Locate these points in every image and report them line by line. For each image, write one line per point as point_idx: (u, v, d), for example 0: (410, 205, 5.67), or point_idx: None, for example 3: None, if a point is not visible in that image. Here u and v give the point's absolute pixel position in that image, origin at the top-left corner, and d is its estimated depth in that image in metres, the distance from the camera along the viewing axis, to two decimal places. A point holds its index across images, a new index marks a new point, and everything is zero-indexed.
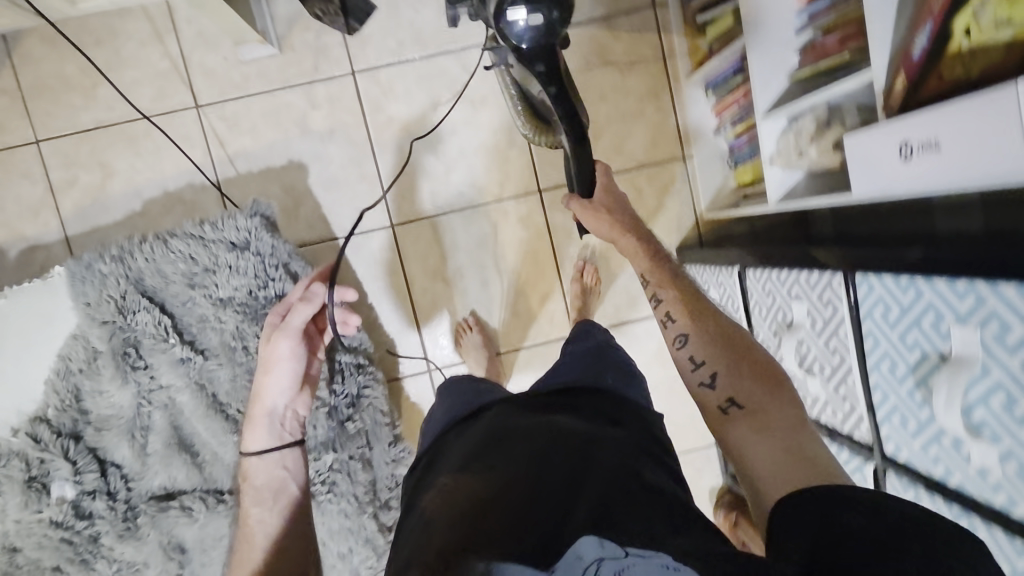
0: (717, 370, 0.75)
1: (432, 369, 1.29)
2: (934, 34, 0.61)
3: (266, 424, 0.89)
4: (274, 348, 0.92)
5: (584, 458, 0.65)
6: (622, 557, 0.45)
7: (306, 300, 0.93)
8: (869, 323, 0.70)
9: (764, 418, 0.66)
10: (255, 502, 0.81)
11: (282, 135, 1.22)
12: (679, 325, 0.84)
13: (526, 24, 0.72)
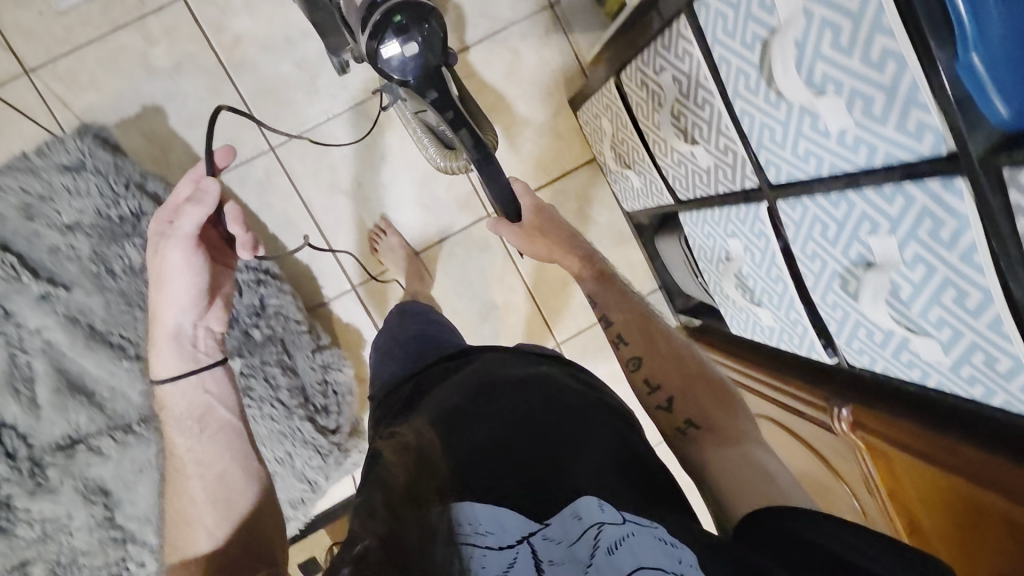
0: (672, 395, 0.81)
1: (356, 285, 1.25)
2: None
3: (171, 346, 0.74)
4: (164, 259, 0.75)
5: (583, 419, 0.65)
6: (622, 523, 0.51)
7: (196, 199, 0.73)
8: (719, 48, 0.66)
9: (719, 432, 0.75)
10: (180, 431, 0.72)
11: (128, 81, 1.14)
12: (632, 346, 0.89)
13: (404, 55, 0.78)
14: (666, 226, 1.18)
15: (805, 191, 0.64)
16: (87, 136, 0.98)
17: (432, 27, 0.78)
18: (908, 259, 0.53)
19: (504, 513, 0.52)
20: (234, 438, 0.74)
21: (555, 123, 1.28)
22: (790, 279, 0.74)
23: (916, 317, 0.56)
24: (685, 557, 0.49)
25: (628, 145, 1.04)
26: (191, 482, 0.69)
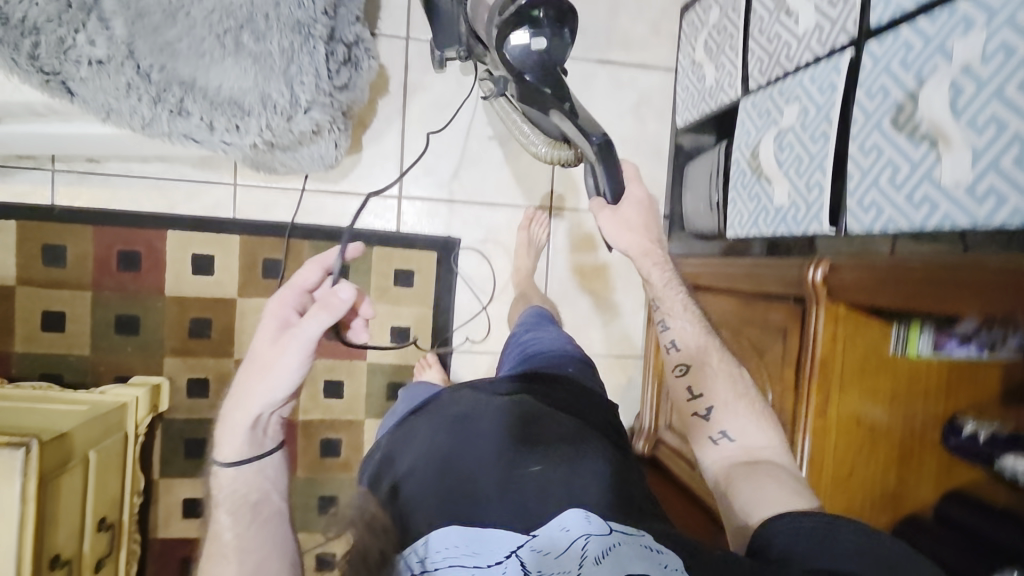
0: (712, 405, 0.76)
1: (410, 37, 1.21)
2: None
3: (246, 433, 0.68)
4: (275, 353, 0.67)
5: (523, 445, 0.66)
6: (608, 534, 0.55)
7: (326, 304, 0.67)
8: None
9: (751, 443, 0.71)
10: (227, 517, 0.67)
11: None
12: (683, 353, 0.84)
13: (529, 47, 0.79)
14: (703, 157, 1.20)
15: (905, 21, 0.66)
16: None
17: (564, 33, 0.80)
18: None
19: (488, 533, 0.55)
20: (278, 525, 0.68)
21: (662, 19, 1.29)
22: (835, 135, 0.75)
23: None
24: (670, 563, 0.52)
25: (726, 32, 1.06)
26: (228, 568, 0.62)
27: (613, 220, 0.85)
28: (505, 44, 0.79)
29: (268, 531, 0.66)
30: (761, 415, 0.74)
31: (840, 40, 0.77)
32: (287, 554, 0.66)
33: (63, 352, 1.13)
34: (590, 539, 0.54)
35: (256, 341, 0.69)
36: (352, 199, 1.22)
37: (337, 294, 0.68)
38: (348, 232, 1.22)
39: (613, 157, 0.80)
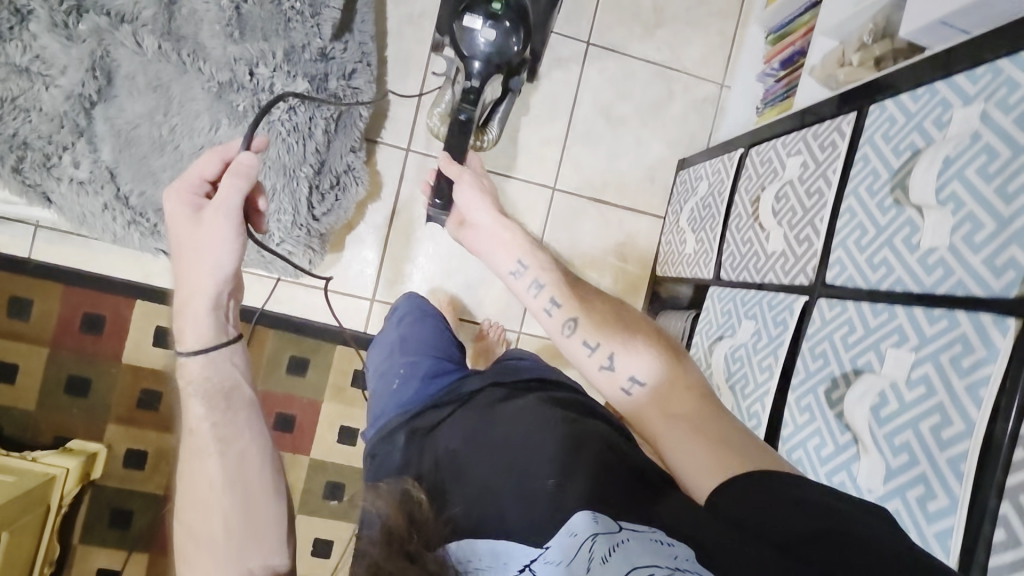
0: (613, 351, 0.64)
1: (410, 149, 1.24)
2: None
3: (202, 321, 0.59)
4: (198, 231, 0.57)
5: (562, 425, 0.61)
6: (616, 531, 0.49)
7: (239, 171, 0.58)
8: (867, 147, 0.71)
9: (665, 389, 0.60)
10: (200, 407, 0.59)
11: None
12: (566, 309, 0.67)
13: (479, 34, 0.87)
14: (673, 315, 1.21)
15: (855, 297, 0.68)
16: None
17: (511, 30, 0.88)
18: (877, 264, 0.66)
19: (504, 545, 0.51)
20: (253, 409, 0.61)
21: (658, 168, 1.33)
22: (778, 372, 0.77)
23: (929, 280, 0.59)
24: (682, 554, 0.47)
25: (709, 212, 1.08)
26: (209, 463, 0.57)
27: (472, 183, 0.72)
28: (458, 18, 0.88)
29: (244, 419, 0.60)
30: (678, 379, 0.61)
31: (800, 278, 0.79)
32: (274, 497, 0.59)
33: (10, 404, 1.13)
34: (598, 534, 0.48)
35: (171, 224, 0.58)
36: (324, 296, 1.23)
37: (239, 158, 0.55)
38: (314, 328, 1.22)
39: (468, 136, 0.83)
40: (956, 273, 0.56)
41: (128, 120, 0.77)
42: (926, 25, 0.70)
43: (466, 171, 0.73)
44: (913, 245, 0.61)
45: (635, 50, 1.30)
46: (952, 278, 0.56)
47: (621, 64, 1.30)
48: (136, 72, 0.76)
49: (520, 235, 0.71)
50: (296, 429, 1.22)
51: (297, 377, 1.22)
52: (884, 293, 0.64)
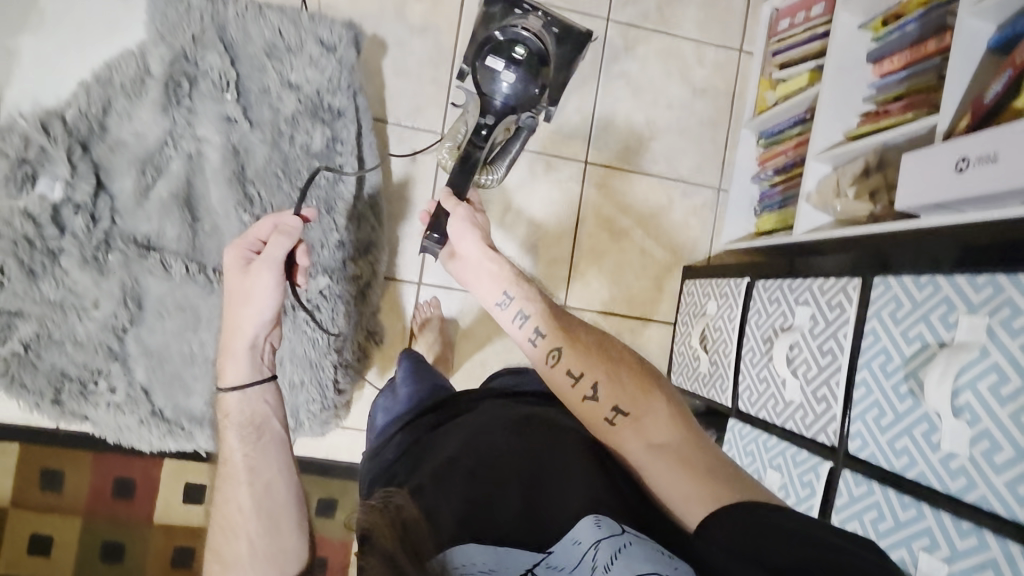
0: (597, 381, 0.73)
1: (422, 281, 1.27)
2: (1009, 84, 0.70)
3: (246, 357, 0.74)
4: (251, 281, 0.73)
5: (542, 437, 0.69)
6: (619, 535, 0.57)
7: (290, 232, 0.75)
8: (874, 321, 0.74)
9: (644, 417, 0.69)
10: (238, 440, 0.72)
11: (377, 10, 1.24)
12: (550, 339, 0.77)
13: (501, 77, 0.87)
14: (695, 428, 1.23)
15: (879, 478, 0.70)
16: (354, 30, 0.95)
17: (533, 82, 0.88)
18: (898, 450, 0.68)
19: (508, 552, 0.57)
20: (280, 448, 0.74)
21: (664, 274, 1.36)
22: None
23: (952, 486, 0.61)
24: (680, 566, 0.55)
25: (720, 336, 1.10)
26: (240, 490, 0.69)
27: (465, 218, 0.81)
28: (480, 58, 0.88)
29: (265, 450, 0.72)
30: (656, 411, 0.70)
31: (819, 436, 0.81)
32: (294, 515, 0.70)
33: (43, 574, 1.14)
34: (602, 540, 0.56)
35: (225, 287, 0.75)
36: (348, 433, 1.25)
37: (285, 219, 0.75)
38: (340, 466, 1.24)
39: (469, 175, 0.89)
40: (983, 489, 0.58)
41: (156, 338, 0.91)
42: (923, 207, 0.73)
43: (461, 207, 0.82)
44: (934, 445, 0.63)
45: (630, 162, 1.34)
46: (977, 493, 0.58)
47: (618, 177, 1.34)
48: (161, 296, 0.91)
49: (505, 267, 0.81)
50: (327, 570, 1.21)
51: (327, 517, 1.22)
52: (907, 483, 0.66)
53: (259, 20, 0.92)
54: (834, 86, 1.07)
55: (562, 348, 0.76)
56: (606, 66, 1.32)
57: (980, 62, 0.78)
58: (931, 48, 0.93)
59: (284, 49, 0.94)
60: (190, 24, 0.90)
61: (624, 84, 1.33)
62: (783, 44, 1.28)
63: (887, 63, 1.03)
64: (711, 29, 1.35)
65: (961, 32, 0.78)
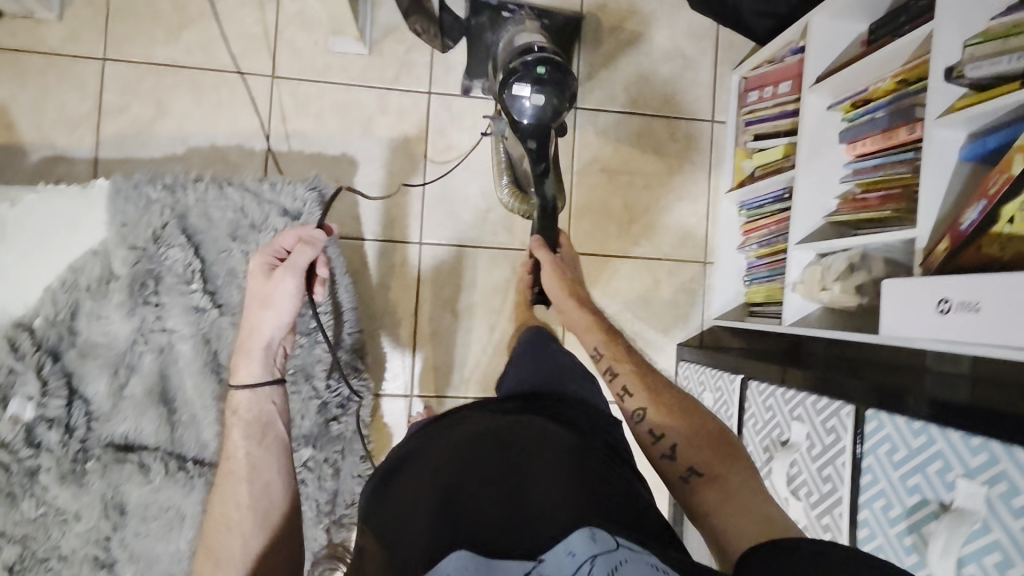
0: (676, 442, 0.82)
1: (413, 393, 1.27)
2: (984, 212, 0.68)
3: (259, 356, 0.87)
4: (275, 283, 0.88)
5: (514, 454, 0.68)
6: (615, 550, 0.54)
7: (310, 241, 0.89)
8: (871, 458, 0.72)
9: (719, 472, 0.78)
10: (244, 436, 0.84)
11: (344, 130, 1.24)
12: (636, 399, 0.89)
13: (528, 102, 0.94)
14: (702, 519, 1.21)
15: None
16: (317, 196, 1.01)
17: (556, 98, 0.95)
18: None
19: (500, 562, 0.54)
20: (282, 451, 0.85)
21: (657, 355, 1.34)
22: None
23: None
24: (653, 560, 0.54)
25: None
26: (242, 486, 0.81)
27: (551, 266, 1.05)
28: (506, 87, 0.95)
29: (272, 453, 0.84)
30: (733, 474, 0.77)
31: None
32: (261, 528, 0.80)
33: None
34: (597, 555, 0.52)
35: (251, 287, 0.89)
36: None
37: (313, 232, 0.90)
38: None
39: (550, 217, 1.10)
40: None
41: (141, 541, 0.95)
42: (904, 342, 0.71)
43: (547, 258, 1.06)
44: None
45: (612, 247, 1.33)
46: None
47: (602, 263, 1.32)
48: (143, 500, 0.94)
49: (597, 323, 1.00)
50: None
51: None
52: None
53: (220, 207, 0.97)
54: (808, 171, 1.05)
55: (631, 390, 0.90)
56: (577, 153, 1.31)
57: (955, 172, 0.76)
58: (903, 137, 0.91)
59: (246, 227, 0.99)
60: (150, 222, 0.94)
61: (597, 169, 1.33)
62: (755, 114, 1.26)
63: (859, 145, 1.01)
64: (680, 104, 1.34)
65: (931, 142, 0.76)
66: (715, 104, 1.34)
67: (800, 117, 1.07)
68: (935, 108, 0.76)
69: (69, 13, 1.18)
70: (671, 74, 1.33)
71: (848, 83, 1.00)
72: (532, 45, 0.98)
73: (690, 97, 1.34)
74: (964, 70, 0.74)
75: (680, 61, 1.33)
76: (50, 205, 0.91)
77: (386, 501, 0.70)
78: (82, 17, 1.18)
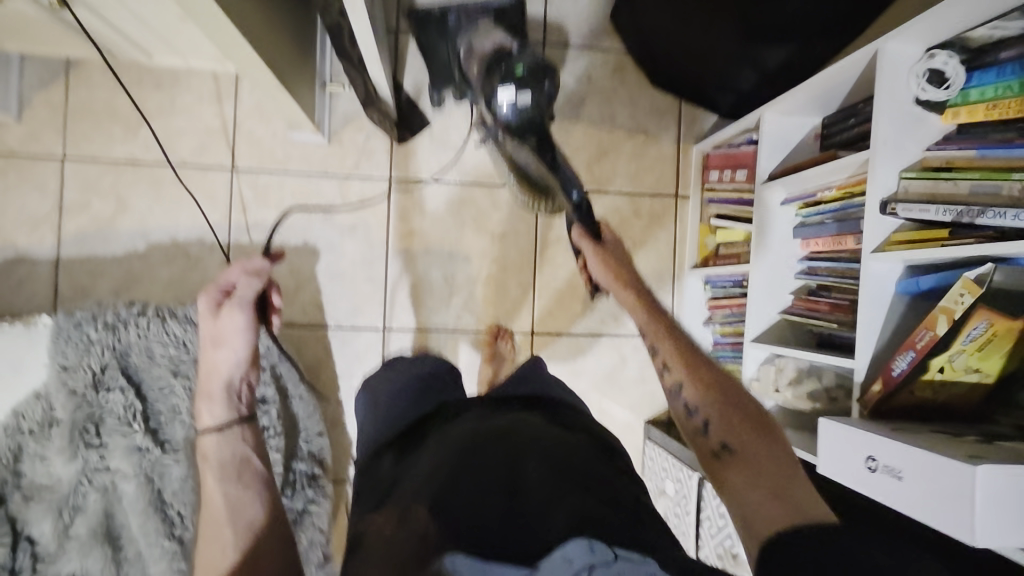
0: (710, 418, 0.69)
1: None
2: (913, 363, 0.68)
3: (223, 399, 0.82)
4: (223, 322, 0.85)
5: (517, 456, 0.66)
6: (614, 560, 0.49)
7: (256, 272, 0.88)
8: None
9: (758, 460, 0.62)
10: (217, 476, 0.76)
11: (305, 219, 1.25)
12: (673, 371, 0.76)
13: (516, 100, 0.87)
14: None
15: None
16: None
17: (540, 88, 0.88)
18: None
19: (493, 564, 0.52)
20: (263, 484, 0.77)
21: (625, 432, 1.34)
22: None
23: None
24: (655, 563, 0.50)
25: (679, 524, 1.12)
26: (225, 530, 0.70)
27: (599, 259, 0.93)
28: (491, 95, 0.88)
29: (253, 495, 0.74)
30: (761, 450, 0.63)
31: None
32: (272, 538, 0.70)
33: None
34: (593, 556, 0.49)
35: (202, 328, 0.86)
36: None
37: (250, 262, 0.88)
38: None
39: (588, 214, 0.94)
40: None
41: None
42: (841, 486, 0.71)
43: (592, 255, 0.93)
44: None
45: (578, 326, 1.32)
46: None
47: (569, 342, 1.32)
48: None
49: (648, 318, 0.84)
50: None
51: None
52: None
53: (162, 343, 0.99)
54: (761, 264, 1.06)
55: (669, 366, 0.77)
56: (541, 234, 1.30)
57: (892, 305, 0.76)
58: (851, 245, 0.91)
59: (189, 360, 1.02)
60: (91, 363, 0.96)
61: (563, 248, 1.32)
62: (716, 193, 1.25)
63: (812, 243, 1.00)
64: (643, 180, 1.33)
65: (867, 276, 0.76)
66: (679, 179, 1.34)
67: (755, 211, 1.07)
68: (871, 241, 0.76)
69: (28, 113, 1.18)
70: (634, 149, 1.33)
71: (799, 182, 0.98)
72: (502, 49, 0.94)
73: (654, 172, 1.33)
74: (896, 207, 0.74)
75: (641, 137, 1.33)
76: None
77: (381, 504, 0.68)
78: (41, 117, 1.19)
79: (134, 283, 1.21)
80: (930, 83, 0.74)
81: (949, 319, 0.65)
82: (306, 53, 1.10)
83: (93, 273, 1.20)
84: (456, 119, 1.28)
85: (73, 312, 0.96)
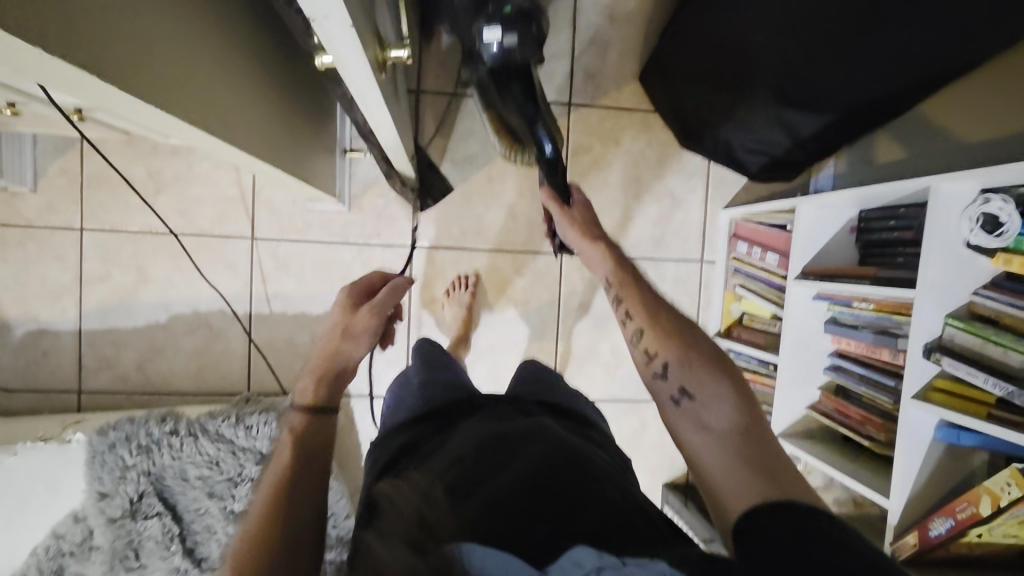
0: (683, 386, 0.67)
1: None
2: (954, 531, 0.71)
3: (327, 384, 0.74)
4: (354, 319, 0.77)
5: (547, 472, 0.63)
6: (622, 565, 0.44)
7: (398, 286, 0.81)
8: None
9: (733, 427, 0.62)
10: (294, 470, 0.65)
11: (326, 288, 1.23)
12: (635, 321, 0.75)
13: (502, 43, 0.80)
14: None
15: None
16: None
17: (530, 28, 0.80)
18: None
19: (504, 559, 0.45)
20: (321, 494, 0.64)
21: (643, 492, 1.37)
22: None
23: None
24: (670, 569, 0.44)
25: None
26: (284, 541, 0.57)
27: (564, 220, 0.88)
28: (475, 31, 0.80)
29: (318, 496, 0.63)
30: (724, 401, 0.65)
31: None
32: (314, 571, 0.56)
33: None
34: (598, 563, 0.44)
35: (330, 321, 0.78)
36: None
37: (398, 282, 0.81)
38: None
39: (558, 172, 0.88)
40: None
41: None
42: None
43: (558, 213, 0.89)
44: None
45: (598, 391, 1.33)
46: None
47: (589, 407, 1.34)
48: None
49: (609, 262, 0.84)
50: None
51: None
52: None
53: (195, 463, 1.02)
54: (791, 357, 1.05)
55: (632, 315, 0.76)
56: (565, 298, 1.31)
57: (930, 452, 0.76)
58: (887, 359, 0.90)
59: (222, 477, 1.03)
60: (127, 489, 0.99)
61: (584, 314, 1.31)
62: (743, 265, 1.23)
63: (844, 343, 0.99)
64: (669, 244, 1.31)
65: (904, 420, 0.76)
66: (705, 244, 1.31)
67: (786, 305, 1.05)
68: (911, 388, 0.76)
69: (43, 184, 1.15)
70: (660, 212, 1.30)
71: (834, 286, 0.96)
72: None
73: (680, 236, 1.31)
74: (941, 358, 0.73)
75: (668, 200, 1.30)
76: (29, 466, 0.94)
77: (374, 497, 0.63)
78: (57, 187, 1.15)
79: (159, 354, 1.21)
80: (982, 228, 0.70)
81: (994, 503, 0.67)
82: (324, 128, 1.06)
83: (118, 345, 1.20)
84: (479, 185, 1.24)
85: (107, 431, 0.99)
